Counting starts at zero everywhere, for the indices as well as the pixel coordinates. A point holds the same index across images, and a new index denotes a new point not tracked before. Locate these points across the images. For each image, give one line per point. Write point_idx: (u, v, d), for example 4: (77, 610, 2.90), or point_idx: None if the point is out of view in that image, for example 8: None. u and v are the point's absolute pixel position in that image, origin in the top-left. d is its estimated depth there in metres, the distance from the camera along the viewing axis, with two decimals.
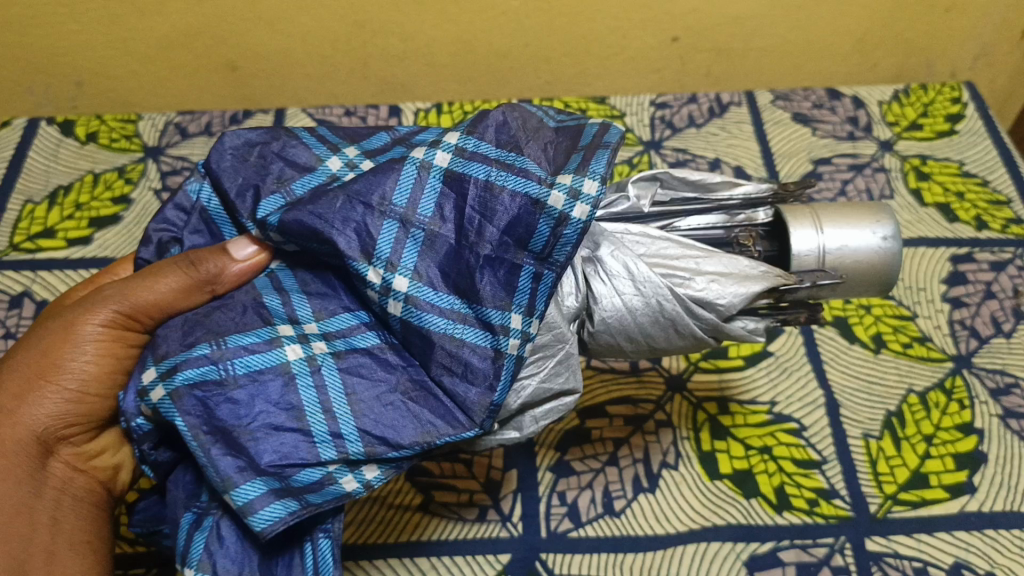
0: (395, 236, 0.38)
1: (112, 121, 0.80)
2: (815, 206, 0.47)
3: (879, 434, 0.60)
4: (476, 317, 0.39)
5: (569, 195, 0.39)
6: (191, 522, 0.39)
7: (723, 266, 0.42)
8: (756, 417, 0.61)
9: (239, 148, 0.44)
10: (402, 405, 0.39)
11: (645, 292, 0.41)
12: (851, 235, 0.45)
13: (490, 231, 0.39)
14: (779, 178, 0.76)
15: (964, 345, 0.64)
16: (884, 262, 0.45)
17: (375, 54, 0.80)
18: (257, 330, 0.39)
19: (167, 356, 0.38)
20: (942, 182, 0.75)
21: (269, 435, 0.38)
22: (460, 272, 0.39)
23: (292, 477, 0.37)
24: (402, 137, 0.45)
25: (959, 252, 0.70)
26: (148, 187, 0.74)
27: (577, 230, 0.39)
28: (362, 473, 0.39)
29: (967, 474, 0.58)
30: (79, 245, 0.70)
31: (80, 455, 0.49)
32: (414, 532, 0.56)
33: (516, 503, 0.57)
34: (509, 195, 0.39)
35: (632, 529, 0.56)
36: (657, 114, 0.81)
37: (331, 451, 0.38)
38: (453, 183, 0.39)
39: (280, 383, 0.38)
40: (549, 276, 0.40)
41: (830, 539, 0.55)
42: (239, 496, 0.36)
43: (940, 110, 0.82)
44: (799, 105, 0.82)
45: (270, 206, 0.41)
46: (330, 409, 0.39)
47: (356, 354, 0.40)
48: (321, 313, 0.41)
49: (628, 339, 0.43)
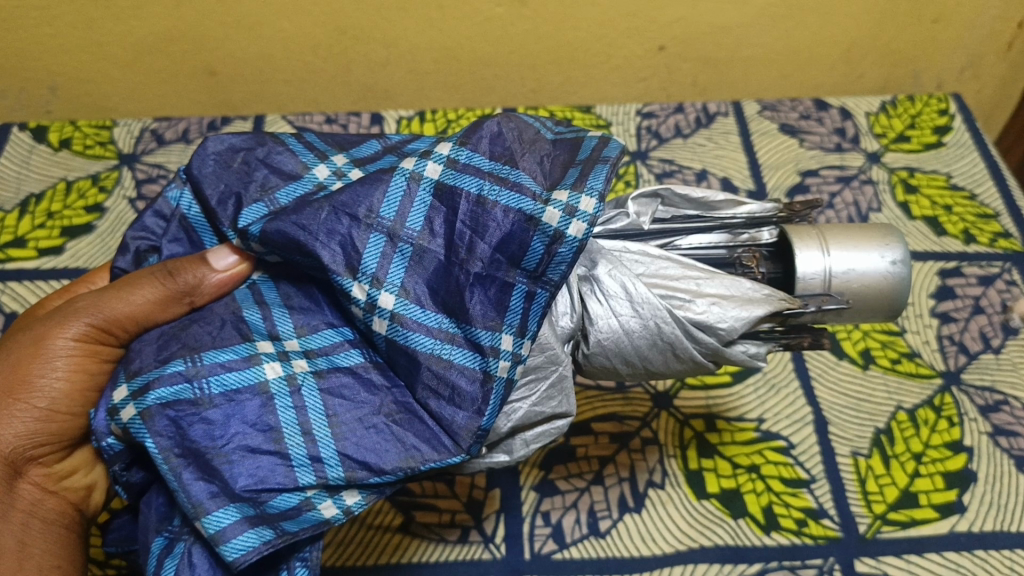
0: (381, 251, 0.37)
1: (87, 127, 0.78)
2: (822, 226, 0.45)
3: (867, 452, 0.59)
4: (464, 337, 0.38)
5: (565, 212, 0.37)
6: (162, 547, 0.38)
7: (725, 288, 0.41)
8: (743, 435, 0.60)
9: (222, 153, 0.42)
10: (385, 429, 0.38)
11: (643, 313, 0.40)
12: (857, 258, 0.44)
13: (481, 247, 0.37)
14: (767, 190, 0.75)
15: (953, 361, 0.64)
16: (893, 287, 0.44)
17: (357, 61, 0.78)
18: (235, 347, 0.38)
19: (139, 373, 0.37)
20: (930, 195, 0.74)
21: (245, 458, 0.36)
22: (450, 291, 0.38)
23: (267, 503, 0.36)
24: (392, 146, 0.44)
25: (948, 266, 0.69)
26: (123, 195, 0.73)
27: (572, 248, 0.37)
28: (342, 498, 0.37)
29: (956, 494, 0.57)
30: (51, 255, 0.69)
31: (50, 477, 0.47)
32: (395, 554, 0.54)
33: (499, 523, 0.56)
34: (502, 210, 0.37)
35: (617, 551, 0.55)
36: (644, 124, 0.80)
37: (309, 476, 0.37)
38: (445, 197, 0.38)
39: (257, 404, 0.37)
40: (542, 294, 0.38)
41: (818, 560, 0.54)
42: (211, 523, 0.35)
43: (928, 122, 0.81)
44: (786, 116, 0.81)
45: (252, 215, 0.39)
46: (309, 432, 0.37)
47: (339, 374, 0.39)
48: (303, 328, 0.39)
49: (625, 362, 0.41)
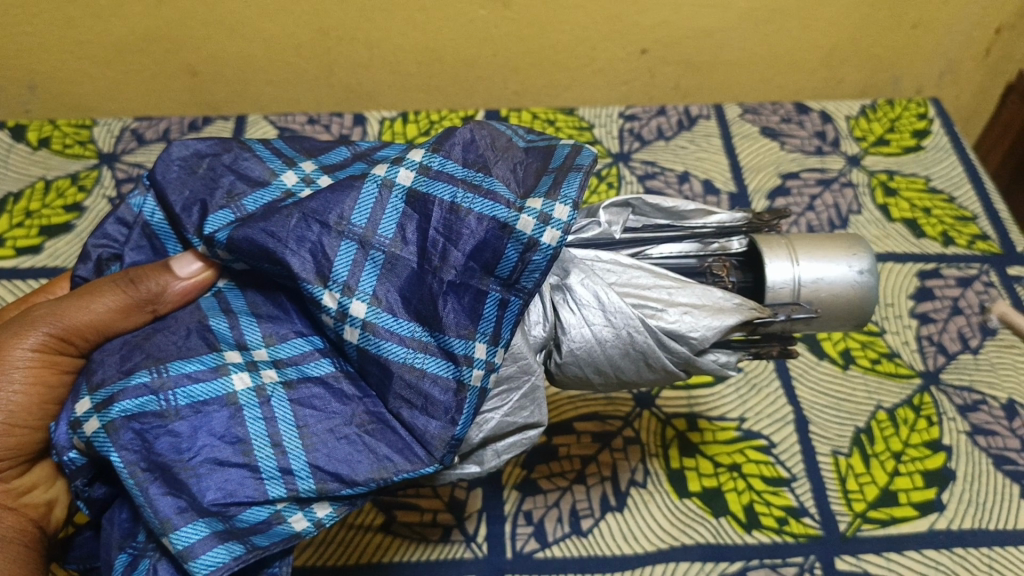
0: (352, 259, 0.37)
1: (66, 126, 0.77)
2: (791, 237, 0.45)
3: (848, 451, 0.59)
4: (438, 346, 0.38)
5: (539, 220, 0.37)
6: (125, 564, 0.37)
7: (697, 297, 0.41)
8: (725, 434, 0.60)
9: (187, 159, 0.42)
10: (357, 439, 0.37)
11: (615, 323, 0.40)
12: (825, 268, 0.44)
13: (454, 255, 0.37)
14: (748, 192, 0.75)
15: (932, 361, 0.64)
16: (861, 297, 0.44)
17: (339, 61, 0.78)
18: (202, 357, 0.37)
19: (102, 386, 0.36)
20: (909, 198, 0.75)
21: (213, 471, 0.35)
22: (423, 299, 0.38)
23: (237, 517, 0.36)
24: (362, 152, 0.44)
25: (927, 267, 0.70)
26: (103, 194, 0.72)
27: (547, 256, 0.37)
28: (313, 511, 0.37)
29: (935, 492, 0.57)
30: (29, 254, 0.68)
31: (10, 493, 0.46)
32: (376, 554, 0.54)
33: (482, 523, 0.56)
34: (475, 218, 0.37)
35: (599, 550, 0.54)
36: (627, 126, 0.80)
37: (279, 488, 0.36)
38: (417, 204, 0.38)
39: (225, 416, 0.36)
40: (516, 302, 0.38)
41: (800, 558, 0.54)
42: (179, 539, 0.34)
43: (907, 125, 0.82)
44: (767, 119, 0.81)
45: (218, 221, 0.39)
46: (280, 443, 0.37)
47: (309, 384, 0.38)
48: (272, 337, 0.39)
49: (598, 371, 0.41)
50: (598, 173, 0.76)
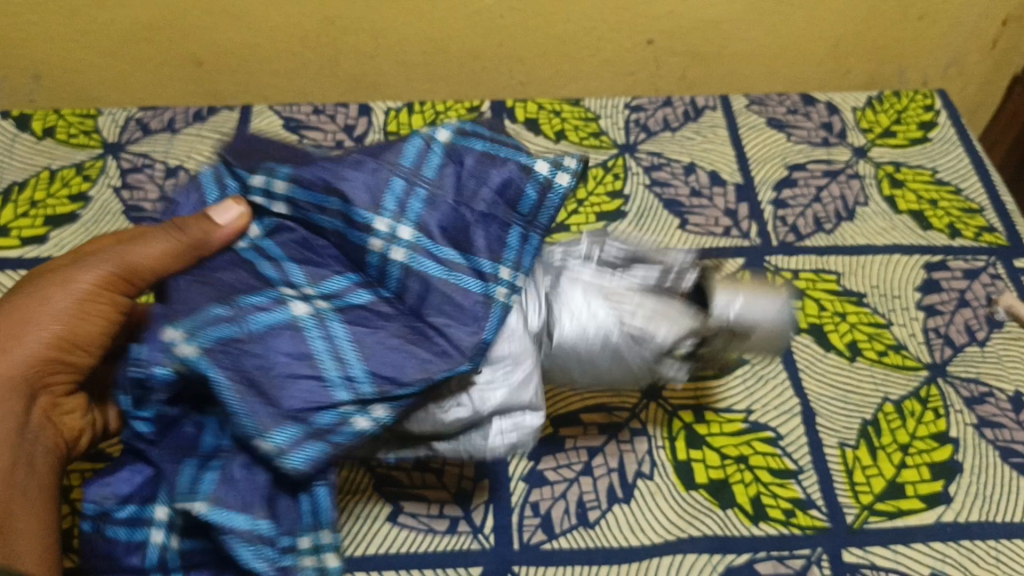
0: (402, 193, 0.43)
1: (71, 116, 0.77)
2: (734, 279, 0.53)
3: (855, 443, 0.59)
4: (470, 267, 0.43)
5: (552, 165, 0.46)
6: (196, 467, 0.41)
7: (659, 303, 0.49)
8: (732, 426, 0.60)
9: (246, 146, 0.49)
10: (401, 347, 0.41)
11: (596, 322, 0.47)
12: (759, 304, 0.50)
13: (483, 191, 0.45)
14: (754, 183, 0.75)
15: (939, 353, 0.64)
16: (779, 333, 0.52)
17: (344, 52, 0.78)
18: (264, 291, 0.41)
19: (187, 313, 0.39)
20: (915, 189, 0.75)
21: (291, 383, 0.39)
22: (459, 228, 0.44)
23: (314, 420, 0.39)
24: (384, 138, 0.48)
25: (933, 259, 0.70)
26: (108, 184, 0.72)
27: (559, 195, 0.46)
28: (374, 413, 0.40)
29: (942, 484, 0.57)
30: (34, 245, 0.67)
31: (54, 407, 0.47)
32: (381, 544, 0.54)
33: (488, 514, 0.56)
34: (501, 163, 0.45)
35: (606, 541, 0.54)
36: (633, 117, 0.80)
37: (343, 393, 0.39)
38: (454, 154, 0.46)
39: (289, 336, 0.40)
40: (536, 237, 0.46)
41: (807, 550, 0.54)
42: (274, 438, 0.38)
43: (913, 117, 0.81)
44: (773, 110, 0.81)
45: (275, 176, 0.44)
46: (340, 356, 0.40)
47: (355, 309, 0.42)
48: (314, 277, 0.43)
49: (577, 364, 0.48)
50: (604, 164, 0.76)
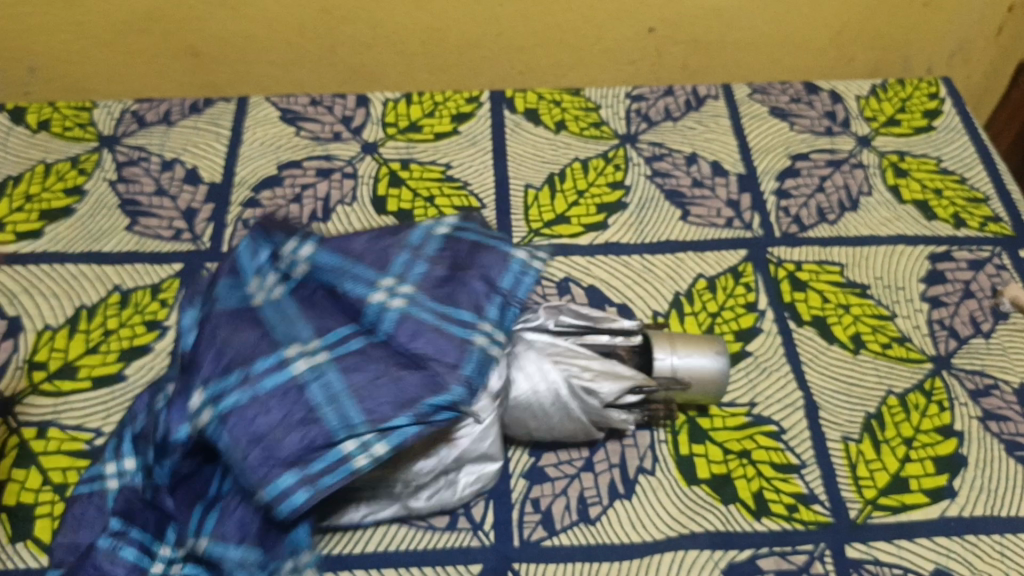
0: (404, 264, 0.51)
1: (66, 108, 0.76)
2: (673, 334, 0.59)
3: (858, 437, 0.59)
4: (454, 317, 0.49)
5: (528, 255, 0.53)
6: (204, 510, 0.48)
7: (605, 367, 0.55)
8: (735, 420, 0.59)
9: (268, 225, 0.54)
10: (393, 385, 0.46)
11: (547, 382, 0.53)
12: (694, 353, 0.58)
13: (473, 267, 0.52)
14: (757, 173, 0.74)
15: (943, 346, 0.63)
16: (719, 378, 0.58)
17: (341, 42, 0.77)
18: (272, 350, 0.46)
19: (208, 381, 0.45)
20: (920, 179, 0.74)
21: (292, 427, 0.44)
22: (448, 295, 0.50)
23: (313, 461, 0.44)
24: (383, 232, 0.53)
25: (938, 250, 0.69)
26: (103, 177, 0.71)
27: (533, 276, 0.52)
28: (370, 450, 0.44)
29: (947, 479, 0.57)
30: (29, 239, 0.67)
31: None
32: (381, 542, 0.54)
33: (489, 511, 0.55)
34: (488, 251, 0.52)
35: (607, 537, 0.54)
36: (634, 107, 0.79)
37: (339, 431, 0.44)
38: (450, 244, 0.53)
39: (295, 387, 0.45)
40: (513, 309, 0.52)
41: (810, 545, 0.54)
42: (273, 488, 0.43)
43: (917, 105, 0.81)
44: (776, 99, 0.80)
45: (301, 252, 0.52)
46: (336, 399, 0.45)
47: (350, 356, 0.47)
48: (320, 331, 0.48)
49: (533, 417, 0.54)
50: (604, 155, 0.75)
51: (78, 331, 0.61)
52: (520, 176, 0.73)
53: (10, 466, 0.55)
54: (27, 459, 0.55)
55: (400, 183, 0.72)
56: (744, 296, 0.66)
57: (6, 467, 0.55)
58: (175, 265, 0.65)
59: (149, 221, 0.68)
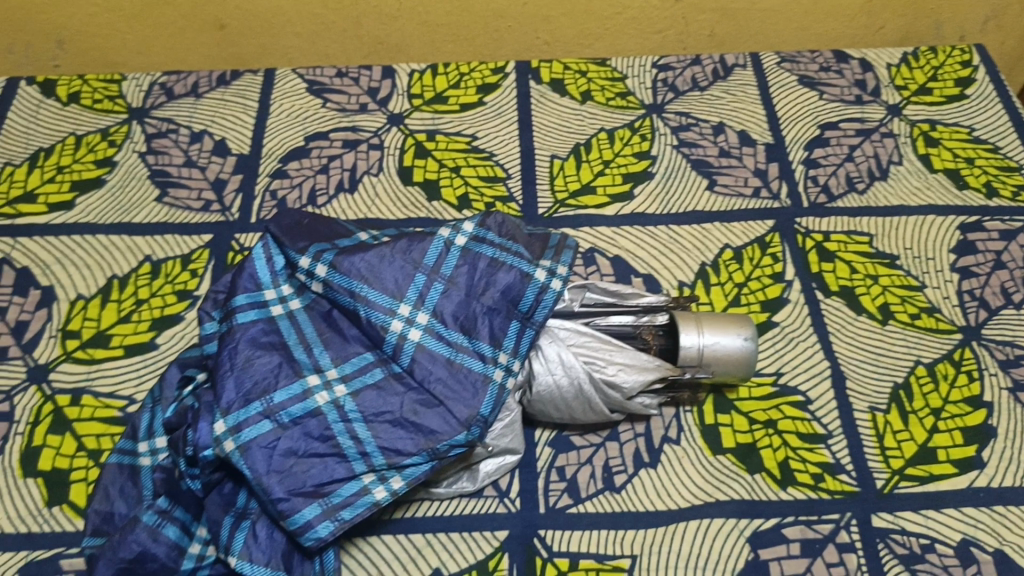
0: (421, 289, 0.51)
1: (95, 81, 0.77)
2: (701, 314, 0.58)
3: (886, 407, 0.58)
4: (472, 349, 0.50)
5: (548, 274, 0.53)
6: (234, 522, 0.49)
7: (629, 358, 0.55)
8: (761, 390, 0.59)
9: (286, 225, 0.54)
10: (407, 425, 0.48)
11: (571, 376, 0.53)
12: (722, 336, 0.56)
13: (491, 290, 0.51)
14: (785, 143, 0.74)
15: (973, 316, 0.63)
16: (748, 360, 0.56)
17: (367, 13, 0.77)
18: (291, 386, 0.49)
19: (230, 410, 0.47)
20: (951, 148, 0.73)
21: (316, 462, 0.48)
22: (467, 318, 0.51)
23: (333, 493, 0.47)
24: (397, 238, 0.53)
25: (969, 220, 0.68)
26: (133, 149, 0.72)
27: (553, 296, 0.52)
28: (389, 483, 0.48)
29: (975, 449, 0.57)
30: (61, 210, 0.68)
31: None
32: (408, 508, 0.54)
33: (515, 479, 0.55)
34: (507, 270, 0.52)
35: (632, 505, 0.54)
36: (660, 76, 0.78)
37: (360, 465, 0.48)
38: (468, 257, 0.52)
39: (317, 422, 0.48)
40: (530, 330, 0.52)
41: (836, 515, 0.54)
42: (296, 519, 0.46)
43: (949, 73, 0.79)
44: (805, 67, 0.79)
45: (316, 263, 0.52)
46: (355, 435, 0.48)
47: (368, 390, 0.49)
48: (339, 360, 0.50)
49: (556, 409, 0.54)
50: (630, 125, 0.75)
51: (111, 300, 0.62)
52: (546, 146, 0.73)
53: (46, 432, 0.56)
54: (62, 425, 0.57)
55: (426, 155, 0.72)
56: (771, 266, 0.65)
57: (41, 433, 0.56)
58: (205, 236, 0.66)
59: (179, 192, 0.69)
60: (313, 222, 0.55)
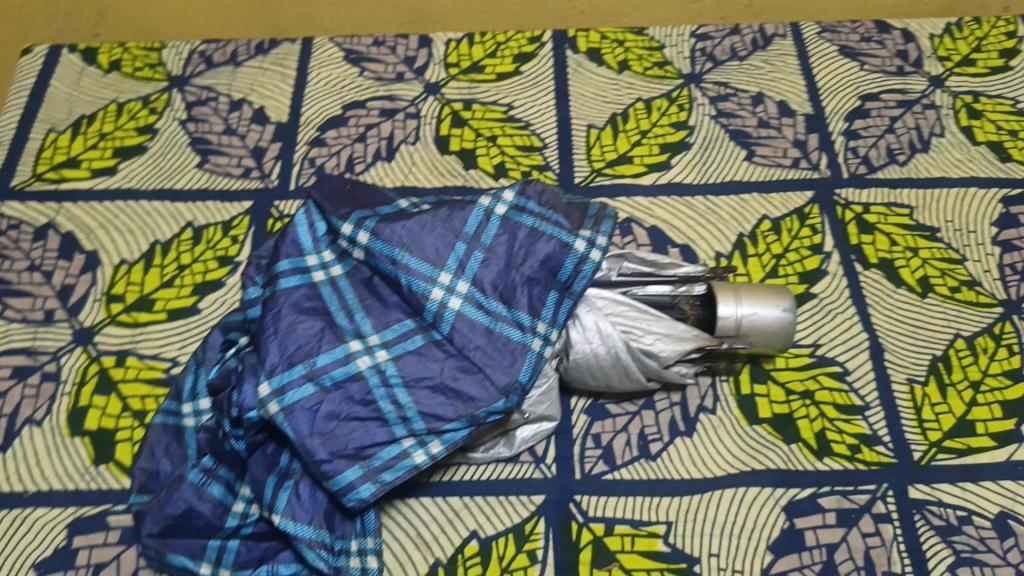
0: (460, 258, 0.51)
1: (136, 49, 0.78)
2: (739, 284, 0.58)
3: (924, 379, 0.58)
4: (511, 318, 0.50)
5: (588, 244, 0.52)
6: (276, 482, 0.50)
7: (667, 328, 0.54)
8: (798, 360, 0.59)
9: (328, 193, 0.55)
10: (448, 391, 0.49)
11: (607, 344, 0.53)
12: (760, 307, 0.56)
13: (530, 260, 0.51)
14: (825, 114, 0.73)
15: (1014, 290, 0.62)
16: (785, 332, 0.56)
17: None
18: (334, 350, 0.49)
19: (275, 373, 0.48)
20: (994, 120, 0.72)
21: (357, 425, 0.48)
22: (506, 288, 0.51)
23: (374, 456, 0.48)
24: (439, 207, 0.53)
25: (1012, 193, 0.67)
26: (173, 117, 0.73)
27: (592, 266, 0.52)
28: (429, 448, 0.49)
29: (1015, 423, 0.56)
30: (104, 176, 0.69)
31: None
32: (445, 472, 0.55)
33: (551, 445, 0.56)
34: (547, 240, 0.52)
35: (668, 473, 0.55)
36: (698, 46, 0.78)
37: (401, 429, 0.49)
38: (508, 227, 0.52)
39: (358, 386, 0.49)
40: (568, 301, 0.52)
41: (872, 485, 0.54)
42: (338, 481, 0.48)
43: (994, 44, 0.78)
44: (846, 37, 0.78)
45: (358, 230, 0.52)
46: (396, 399, 0.49)
47: (409, 356, 0.50)
48: (380, 326, 0.51)
49: (592, 376, 0.55)
50: (668, 96, 0.74)
51: (154, 265, 0.63)
52: (583, 116, 0.72)
53: (92, 393, 0.57)
54: (108, 386, 0.58)
55: (462, 124, 0.72)
56: (809, 238, 0.65)
57: (88, 393, 0.57)
58: (246, 203, 0.67)
59: (218, 159, 0.70)
60: (357, 193, 0.56)
